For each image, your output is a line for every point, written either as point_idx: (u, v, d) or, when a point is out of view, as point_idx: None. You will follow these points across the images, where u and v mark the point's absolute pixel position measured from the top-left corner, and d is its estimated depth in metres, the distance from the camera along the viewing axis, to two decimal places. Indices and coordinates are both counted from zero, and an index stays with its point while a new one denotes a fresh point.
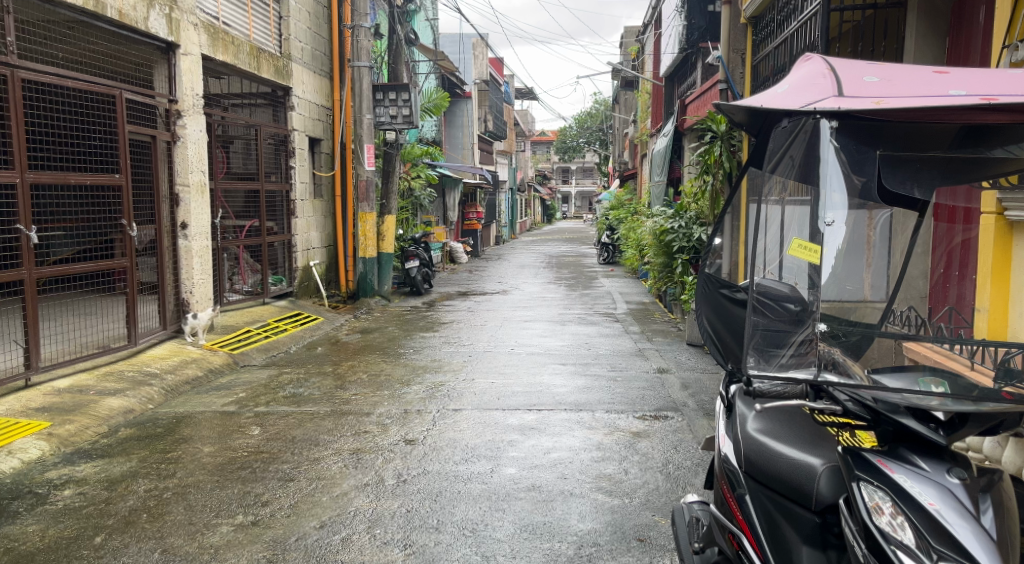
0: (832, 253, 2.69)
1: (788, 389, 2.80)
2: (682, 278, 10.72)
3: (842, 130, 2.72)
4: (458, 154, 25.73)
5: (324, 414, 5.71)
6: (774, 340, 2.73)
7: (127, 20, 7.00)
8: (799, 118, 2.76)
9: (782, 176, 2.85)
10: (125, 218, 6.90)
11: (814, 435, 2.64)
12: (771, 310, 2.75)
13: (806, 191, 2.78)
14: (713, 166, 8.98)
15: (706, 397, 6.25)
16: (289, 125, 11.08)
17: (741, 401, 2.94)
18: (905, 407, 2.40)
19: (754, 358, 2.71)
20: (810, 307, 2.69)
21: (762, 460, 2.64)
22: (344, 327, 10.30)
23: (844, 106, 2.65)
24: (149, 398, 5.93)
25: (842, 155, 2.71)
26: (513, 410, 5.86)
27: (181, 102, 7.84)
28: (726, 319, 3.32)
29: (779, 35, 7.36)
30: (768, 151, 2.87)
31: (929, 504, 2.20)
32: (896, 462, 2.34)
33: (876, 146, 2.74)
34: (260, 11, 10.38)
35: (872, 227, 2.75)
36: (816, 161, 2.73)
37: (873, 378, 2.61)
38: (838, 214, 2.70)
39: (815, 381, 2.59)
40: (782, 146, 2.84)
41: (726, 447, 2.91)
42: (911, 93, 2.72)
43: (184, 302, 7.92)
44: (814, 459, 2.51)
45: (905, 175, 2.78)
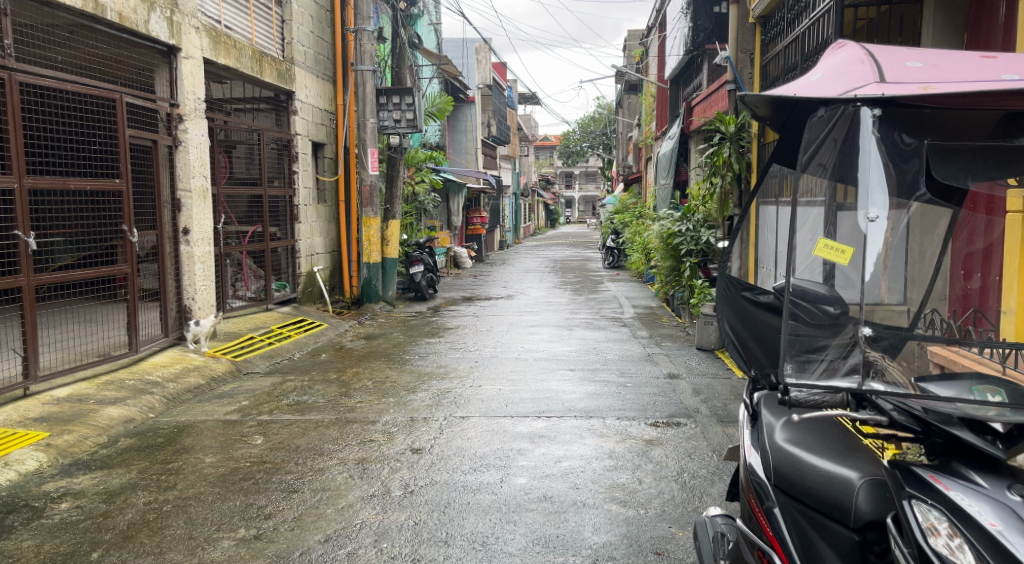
0: (873, 254, 2.57)
1: (827, 397, 2.72)
2: (691, 282, 10.61)
3: (885, 118, 2.61)
4: (462, 159, 25.63)
5: (329, 422, 5.59)
6: (812, 345, 2.64)
7: (127, 23, 6.88)
8: (837, 106, 2.65)
9: (814, 174, 2.76)
10: (125, 224, 6.74)
11: (848, 447, 2.53)
12: (810, 315, 2.68)
13: (846, 191, 2.66)
14: (722, 167, 8.85)
15: (719, 403, 6.12)
16: (292, 129, 10.97)
17: (767, 409, 2.82)
18: (958, 418, 2.30)
19: (792, 367, 2.62)
20: (849, 312, 2.60)
21: (794, 473, 2.51)
22: (349, 332, 10.18)
23: (888, 93, 2.58)
24: (150, 407, 5.81)
25: (884, 149, 2.61)
26: (522, 418, 5.73)
27: (182, 106, 7.71)
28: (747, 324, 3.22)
29: (790, 33, 7.25)
30: (802, 143, 2.78)
31: (990, 524, 2.04)
32: (951, 479, 2.20)
33: (923, 136, 2.64)
34: (262, 15, 10.28)
35: (911, 226, 2.62)
36: (857, 154, 2.63)
37: (922, 387, 2.50)
38: (881, 209, 2.57)
39: (861, 390, 2.49)
40: (817, 139, 2.75)
41: (752, 459, 2.79)
42: (958, 78, 2.63)
43: (186, 308, 7.80)
44: (851, 473, 2.39)
45: (955, 167, 2.62)
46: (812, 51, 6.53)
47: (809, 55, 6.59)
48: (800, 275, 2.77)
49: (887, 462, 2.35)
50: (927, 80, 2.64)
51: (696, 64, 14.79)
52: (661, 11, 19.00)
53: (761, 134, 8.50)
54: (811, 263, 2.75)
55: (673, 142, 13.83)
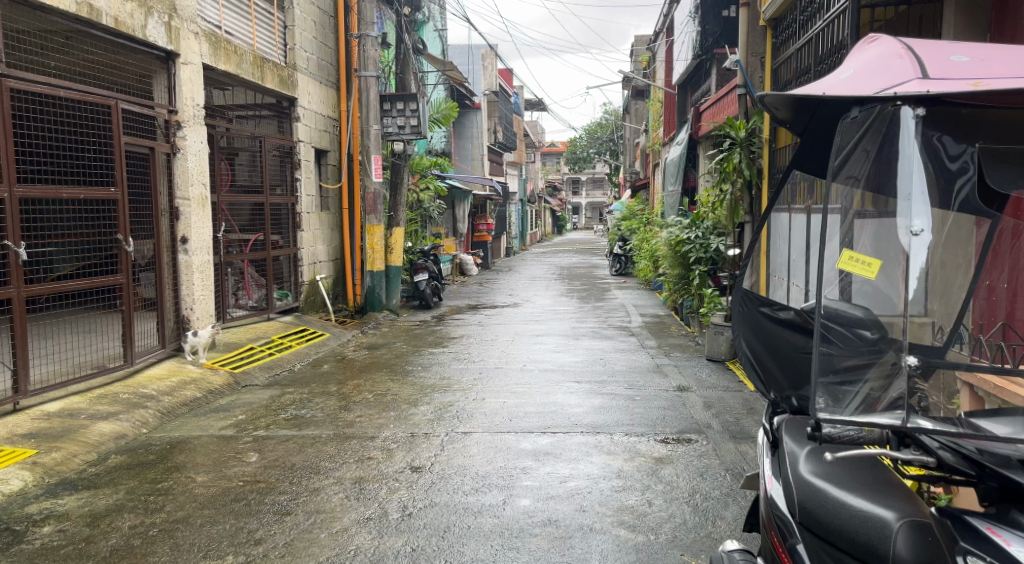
0: (917, 271, 2.36)
1: (865, 435, 2.47)
2: (700, 290, 10.42)
3: (927, 119, 2.40)
4: (468, 166, 25.49)
5: (327, 438, 5.41)
6: (846, 372, 2.41)
7: (124, 28, 6.70)
8: (873, 106, 2.44)
9: (846, 183, 2.52)
10: (120, 233, 6.55)
11: (880, 482, 2.33)
12: (844, 340, 2.45)
13: (883, 202, 2.47)
14: (732, 173, 8.66)
15: (731, 418, 5.95)
16: (294, 136, 10.83)
17: (789, 436, 2.64)
18: (1017, 460, 2.21)
19: (825, 400, 2.38)
20: (890, 337, 2.40)
21: (824, 511, 2.31)
22: (351, 342, 10.01)
23: (935, 90, 2.34)
24: (143, 422, 5.63)
25: (927, 157, 2.41)
26: (527, 433, 5.54)
27: (181, 113, 7.54)
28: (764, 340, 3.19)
29: (802, 35, 7.07)
30: (832, 146, 2.53)
31: None
32: (1007, 528, 2.03)
33: (974, 140, 2.47)
34: (264, 21, 10.13)
35: (953, 238, 2.43)
36: (894, 162, 2.42)
37: (972, 421, 2.40)
38: (925, 221, 2.37)
39: (905, 428, 2.27)
40: (850, 141, 2.51)
41: (774, 491, 2.60)
42: (1010, 73, 2.42)
43: (184, 319, 7.64)
44: (887, 513, 2.19)
45: (1012, 174, 2.53)
46: (826, 53, 6.35)
47: (823, 58, 6.41)
48: (827, 295, 2.53)
49: (936, 507, 2.18)
50: (976, 76, 2.41)
51: (705, 69, 14.62)
52: (669, 16, 18.83)
53: (773, 139, 8.32)
54: (834, 280, 2.55)
55: (681, 148, 13.64)
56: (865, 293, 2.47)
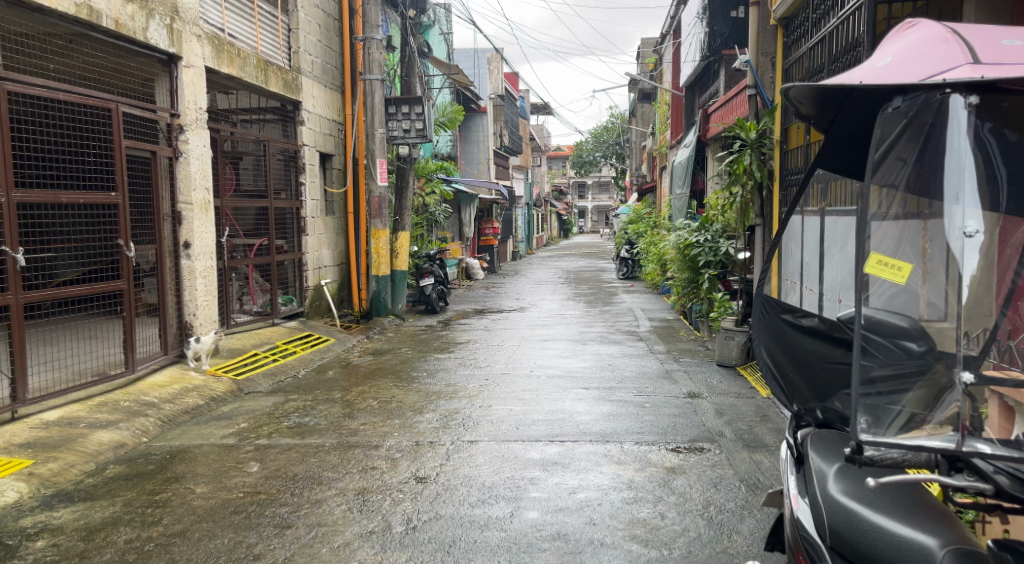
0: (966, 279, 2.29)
1: (911, 457, 2.36)
2: (710, 295, 10.27)
3: (983, 108, 2.32)
4: (474, 170, 25.36)
5: (330, 447, 5.30)
6: (890, 384, 2.39)
7: (124, 31, 6.59)
8: (918, 96, 2.39)
9: (886, 183, 2.48)
10: (121, 238, 6.43)
11: (917, 506, 2.32)
12: (884, 352, 2.44)
13: (925, 206, 2.42)
14: (743, 175, 8.49)
15: (744, 426, 5.86)
16: (299, 139, 10.73)
17: (817, 454, 2.63)
18: None
19: (867, 421, 2.37)
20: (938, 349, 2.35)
21: (861, 536, 2.29)
22: (356, 348, 9.90)
23: (989, 76, 2.27)
24: (143, 431, 5.51)
25: (977, 154, 2.32)
26: (535, 442, 5.42)
27: (183, 117, 7.43)
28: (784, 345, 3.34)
29: (815, 33, 6.96)
30: (872, 140, 2.49)
31: None
32: None
33: None
34: (267, 24, 10.03)
35: (1006, 243, 2.34)
36: (940, 165, 2.36)
37: None
38: (979, 223, 2.30)
39: (960, 450, 2.22)
40: (890, 135, 2.46)
41: (802, 511, 2.59)
42: None
43: (186, 325, 7.52)
44: (928, 539, 2.18)
45: None
46: (841, 52, 6.23)
47: (837, 56, 6.30)
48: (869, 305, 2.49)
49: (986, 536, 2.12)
50: None
51: (714, 70, 14.50)
52: (676, 18, 18.72)
53: (784, 140, 8.20)
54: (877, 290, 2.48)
55: (689, 150, 13.52)
56: (901, 300, 2.44)
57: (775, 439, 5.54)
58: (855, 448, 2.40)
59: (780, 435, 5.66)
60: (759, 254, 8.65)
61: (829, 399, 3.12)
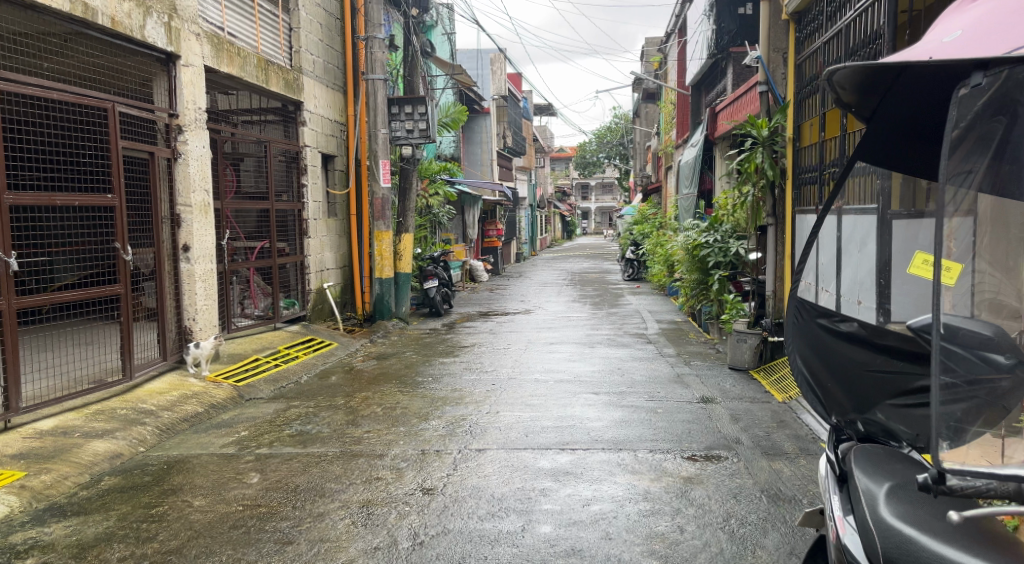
0: None
1: (994, 487, 2.27)
2: (720, 296, 10.11)
3: None
4: (477, 171, 25.19)
5: (333, 457, 5.13)
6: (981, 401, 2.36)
7: (121, 28, 6.41)
8: (999, 72, 2.35)
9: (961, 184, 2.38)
10: (119, 241, 6.19)
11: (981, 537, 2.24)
12: (966, 365, 2.41)
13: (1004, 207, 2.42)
14: (753, 174, 8.39)
15: (761, 432, 5.73)
16: (301, 140, 10.54)
17: (870, 479, 2.58)
18: None
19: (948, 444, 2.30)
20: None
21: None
22: (360, 352, 9.73)
23: None
24: (140, 440, 5.34)
25: None
26: (545, 450, 5.25)
27: (182, 117, 7.25)
28: (822, 353, 3.33)
29: (831, 27, 6.83)
30: (950, 118, 2.38)
31: None
32: None
33: None
34: (267, 22, 9.85)
35: None
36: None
37: None
38: None
39: None
40: (970, 115, 2.37)
41: (849, 538, 2.53)
42: None
43: (186, 330, 7.34)
44: None
45: None
46: (860, 45, 6.09)
47: (855, 50, 6.16)
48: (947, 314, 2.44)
49: None
50: None
51: (721, 69, 14.35)
52: (681, 17, 18.57)
53: (797, 138, 8.05)
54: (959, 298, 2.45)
55: (696, 149, 13.37)
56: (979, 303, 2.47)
57: (794, 446, 5.39)
58: (933, 477, 2.30)
59: (799, 441, 5.51)
60: (772, 254, 8.52)
61: (869, 411, 3.15)
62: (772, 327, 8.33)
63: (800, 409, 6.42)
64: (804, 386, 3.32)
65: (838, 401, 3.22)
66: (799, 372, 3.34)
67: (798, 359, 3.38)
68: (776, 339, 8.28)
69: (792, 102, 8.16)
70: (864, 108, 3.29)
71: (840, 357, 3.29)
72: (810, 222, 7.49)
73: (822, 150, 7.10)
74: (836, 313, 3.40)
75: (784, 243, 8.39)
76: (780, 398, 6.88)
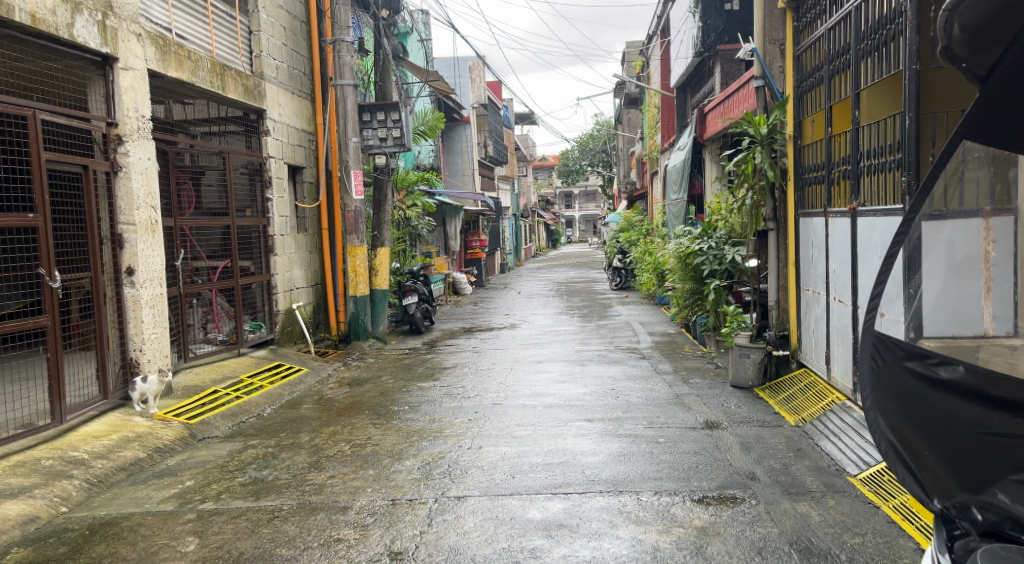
0: None
1: None
2: (716, 306, 9.47)
3: None
4: (458, 181, 24.58)
5: (289, 512, 4.44)
6: None
7: (42, 27, 5.68)
8: None
9: None
10: (44, 268, 5.48)
11: None
12: None
13: None
14: (751, 176, 7.78)
15: (777, 465, 5.09)
16: (264, 151, 9.83)
17: None
18: None
19: None
20: None
21: None
22: (332, 378, 8.99)
23: None
24: (64, 498, 4.61)
25: None
26: (533, 496, 4.57)
27: (122, 126, 6.51)
28: (906, 404, 2.80)
29: (837, 10, 6.25)
30: None
31: None
32: None
33: None
34: (223, 24, 9.11)
35: None
36: None
37: None
38: None
39: None
40: None
41: None
42: None
43: (133, 362, 6.55)
44: None
45: None
46: (873, 27, 5.49)
47: (869, 33, 5.54)
48: None
49: None
50: None
51: (708, 69, 13.80)
52: (663, 17, 18.05)
53: (798, 135, 7.45)
54: None
55: (684, 153, 12.76)
56: None
57: (818, 482, 4.74)
58: None
59: (822, 476, 4.87)
60: (774, 261, 7.92)
61: (985, 490, 2.69)
62: (777, 340, 7.75)
63: (817, 433, 5.76)
64: (891, 453, 2.82)
65: (935, 466, 2.75)
66: (884, 436, 2.82)
67: (879, 416, 2.83)
68: (780, 352, 7.68)
69: (792, 96, 7.53)
70: (977, 66, 2.82)
71: (930, 412, 2.78)
72: (818, 225, 6.81)
73: (829, 146, 6.46)
74: (923, 349, 2.83)
75: (787, 249, 7.79)
76: (793, 420, 6.24)
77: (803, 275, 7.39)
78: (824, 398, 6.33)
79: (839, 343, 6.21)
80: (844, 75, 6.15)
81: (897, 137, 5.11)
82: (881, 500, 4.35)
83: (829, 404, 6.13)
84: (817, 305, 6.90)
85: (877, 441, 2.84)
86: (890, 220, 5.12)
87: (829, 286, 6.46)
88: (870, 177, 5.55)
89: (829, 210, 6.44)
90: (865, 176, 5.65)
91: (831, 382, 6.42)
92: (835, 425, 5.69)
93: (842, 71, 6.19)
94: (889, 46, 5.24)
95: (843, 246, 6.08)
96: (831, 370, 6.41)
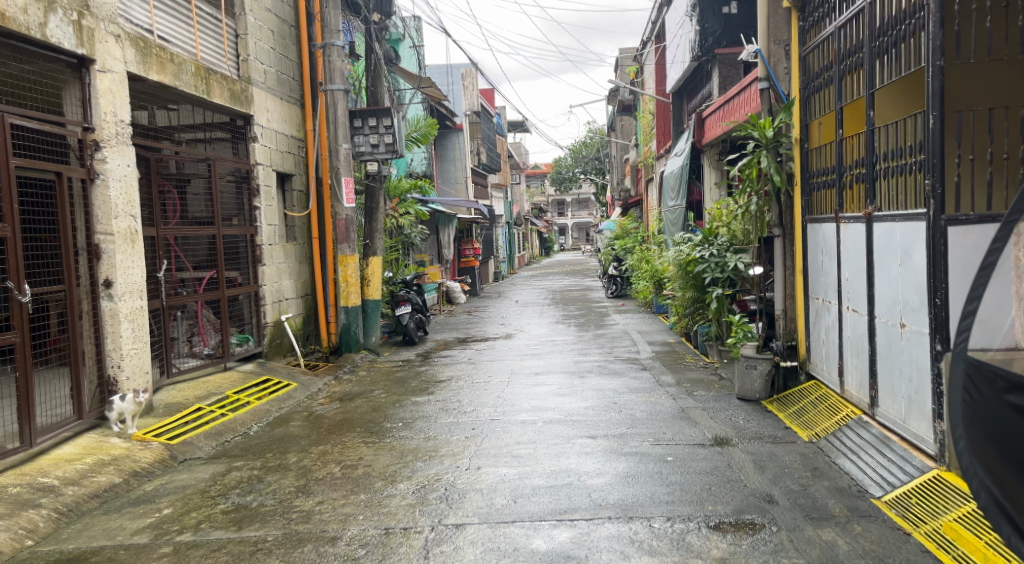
0: None
1: None
2: (719, 315, 9.18)
3: None
4: (451, 189, 24.33)
5: (272, 545, 4.13)
6: None
7: (12, 25, 5.36)
8: None
9: None
10: (13, 281, 5.19)
11: None
12: None
13: None
14: (756, 180, 7.50)
15: (795, 486, 4.79)
16: (251, 158, 9.51)
17: None
18: None
19: None
20: None
21: None
22: (322, 393, 8.64)
23: None
24: (29, 531, 4.29)
25: None
26: (537, 524, 4.27)
27: (99, 131, 6.18)
28: (1010, 449, 2.59)
29: (847, 7, 5.97)
30: None
31: None
32: None
33: None
34: (209, 26, 8.79)
35: None
36: None
37: None
38: None
39: None
40: None
41: None
42: None
43: (110, 380, 6.21)
44: None
45: None
46: (889, 22, 5.20)
47: (886, 28, 5.25)
48: None
49: None
50: None
51: (705, 73, 13.53)
52: (658, 21, 17.80)
53: (804, 139, 7.17)
54: None
55: (682, 159, 12.48)
56: None
57: (840, 506, 4.45)
58: None
59: (844, 498, 4.57)
60: (780, 269, 7.65)
61: None
62: (784, 350, 7.47)
63: (834, 450, 5.45)
64: (994, 505, 2.64)
65: None
66: (984, 484, 2.65)
67: (976, 461, 2.67)
68: (788, 364, 7.40)
69: (798, 98, 7.25)
70: None
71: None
72: (829, 231, 6.51)
73: (838, 149, 6.16)
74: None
75: (794, 255, 7.52)
76: (806, 436, 5.94)
77: (811, 283, 7.10)
78: (838, 411, 6.03)
79: (853, 354, 5.92)
80: (857, 74, 5.87)
81: (918, 137, 4.81)
82: (911, 526, 4.11)
83: (844, 419, 5.83)
84: (828, 315, 6.61)
85: (978, 491, 2.68)
86: (909, 225, 4.83)
87: (841, 295, 6.17)
88: (887, 181, 5.27)
89: (840, 216, 6.15)
90: (882, 179, 5.36)
91: (845, 395, 6.12)
92: (853, 441, 5.38)
93: (855, 70, 5.90)
94: (910, 41, 4.94)
95: (857, 253, 5.78)
96: (844, 383, 6.12)
